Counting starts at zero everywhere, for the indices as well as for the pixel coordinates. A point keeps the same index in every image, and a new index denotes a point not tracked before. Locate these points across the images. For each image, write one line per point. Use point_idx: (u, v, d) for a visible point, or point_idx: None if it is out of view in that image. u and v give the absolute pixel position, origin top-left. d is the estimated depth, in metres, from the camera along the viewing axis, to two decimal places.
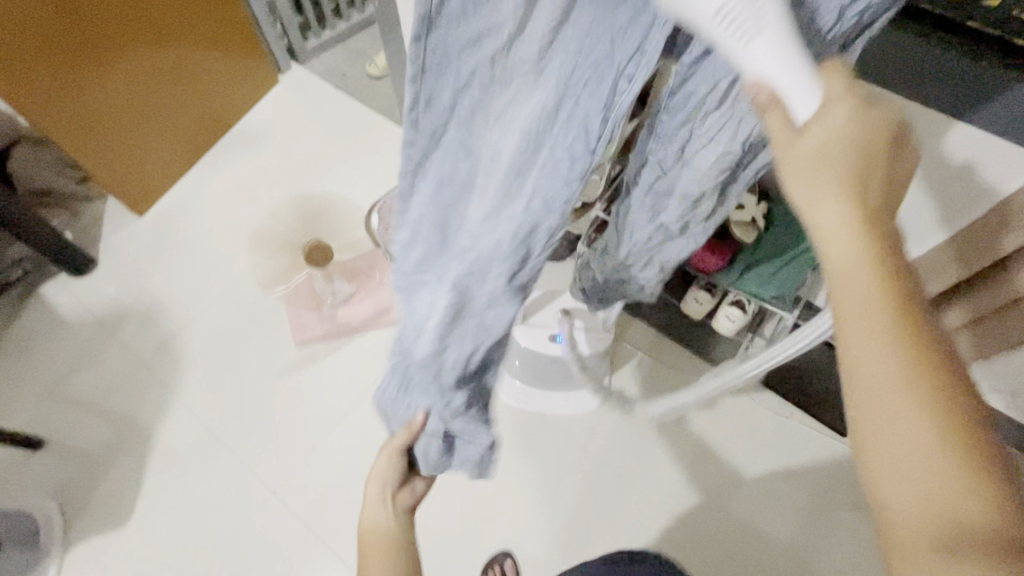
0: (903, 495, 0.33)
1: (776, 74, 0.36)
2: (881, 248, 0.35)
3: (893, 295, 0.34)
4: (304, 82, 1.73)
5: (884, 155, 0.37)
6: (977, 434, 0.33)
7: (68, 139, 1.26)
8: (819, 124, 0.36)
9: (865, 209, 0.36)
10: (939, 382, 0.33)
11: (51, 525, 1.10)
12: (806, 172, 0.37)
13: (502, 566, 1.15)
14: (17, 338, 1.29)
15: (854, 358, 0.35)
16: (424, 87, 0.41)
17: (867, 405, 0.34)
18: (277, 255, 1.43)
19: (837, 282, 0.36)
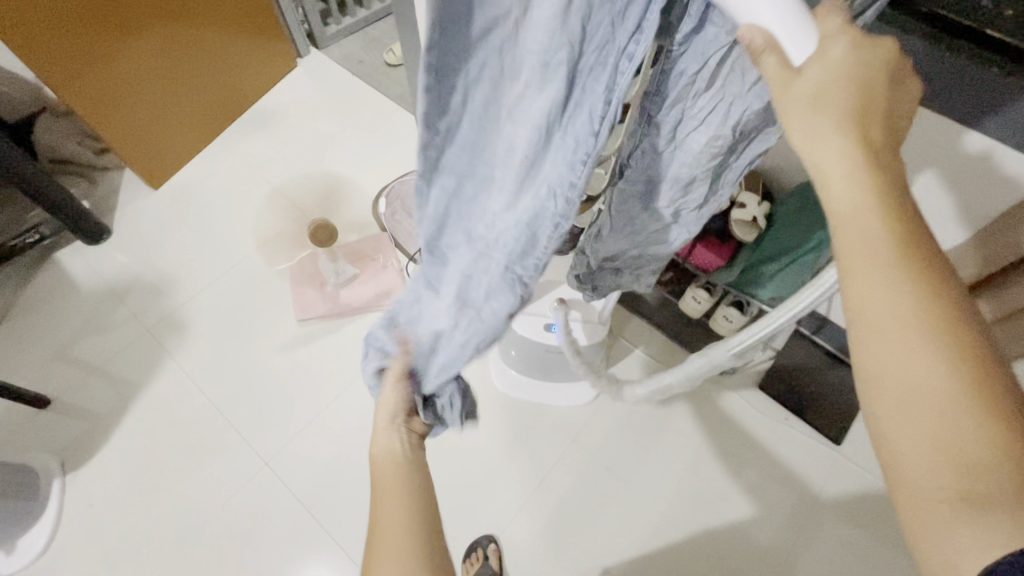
0: (912, 445, 0.31)
1: (775, 21, 0.29)
2: (888, 188, 0.32)
3: (902, 235, 0.32)
4: (322, 67, 1.75)
5: (883, 89, 0.33)
6: (990, 376, 0.30)
7: (94, 114, 1.30)
8: (820, 61, 0.31)
9: (868, 151, 0.32)
10: (948, 325, 0.31)
11: (51, 479, 1.15)
12: (808, 116, 0.32)
13: (485, 552, 1.07)
14: (33, 300, 1.35)
15: (861, 305, 0.32)
16: (440, 94, 0.32)
17: (876, 349, 0.32)
18: (284, 233, 1.45)
19: (840, 225, 0.33)
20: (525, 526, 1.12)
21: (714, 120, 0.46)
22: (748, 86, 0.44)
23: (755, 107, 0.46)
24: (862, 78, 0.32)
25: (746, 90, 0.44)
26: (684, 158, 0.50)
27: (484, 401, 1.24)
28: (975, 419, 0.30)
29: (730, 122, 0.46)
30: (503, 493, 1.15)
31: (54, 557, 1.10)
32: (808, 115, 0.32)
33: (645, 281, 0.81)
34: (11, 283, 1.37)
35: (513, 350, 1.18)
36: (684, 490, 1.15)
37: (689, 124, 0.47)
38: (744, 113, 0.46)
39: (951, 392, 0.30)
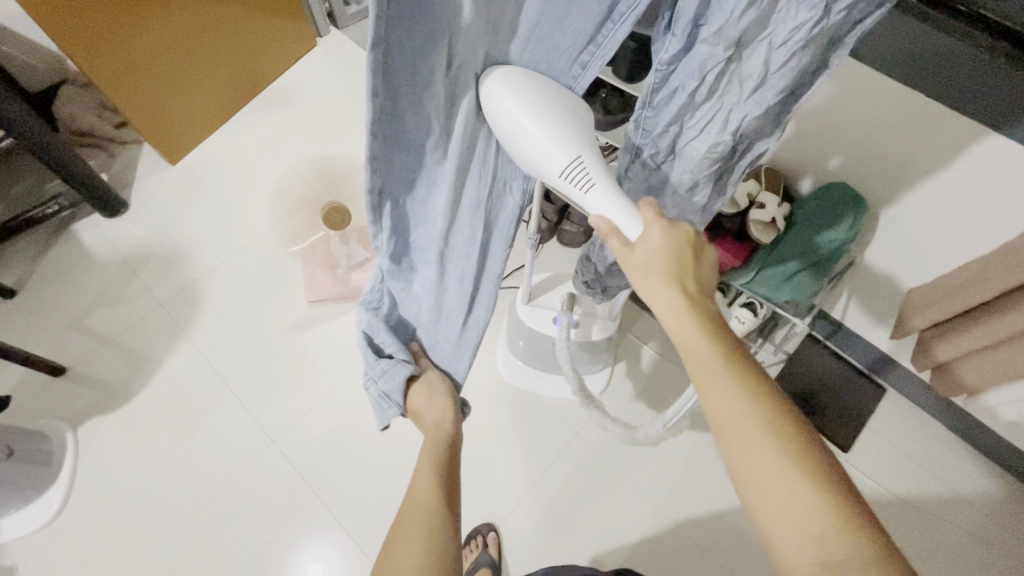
0: (783, 524, 0.38)
1: (608, 211, 0.47)
2: (707, 322, 0.45)
3: (725, 354, 0.43)
4: (342, 48, 1.75)
5: (692, 252, 0.47)
6: (813, 462, 0.39)
7: (110, 85, 1.29)
8: (645, 238, 0.46)
9: (691, 294, 0.46)
10: (778, 417, 0.41)
11: (63, 444, 1.17)
12: (645, 272, 0.46)
13: (485, 540, 1.09)
14: (50, 268, 1.37)
15: (712, 416, 0.43)
16: (389, 90, 0.36)
17: (733, 453, 0.41)
18: (299, 212, 1.46)
19: (681, 351, 0.45)
20: (526, 518, 1.12)
21: (712, 129, 0.51)
22: (747, 94, 0.48)
23: (755, 113, 0.50)
24: (677, 246, 0.47)
25: (745, 99, 0.49)
26: (688, 165, 0.56)
27: (490, 390, 1.24)
28: (811, 489, 0.38)
29: (729, 130, 0.52)
30: (505, 482, 1.16)
31: (64, 523, 1.12)
32: (641, 274, 0.46)
33: None
34: (30, 252, 1.39)
35: (521, 340, 1.18)
36: (686, 488, 1.15)
37: (690, 134, 0.53)
38: (744, 120, 0.50)
39: (790, 468, 0.39)
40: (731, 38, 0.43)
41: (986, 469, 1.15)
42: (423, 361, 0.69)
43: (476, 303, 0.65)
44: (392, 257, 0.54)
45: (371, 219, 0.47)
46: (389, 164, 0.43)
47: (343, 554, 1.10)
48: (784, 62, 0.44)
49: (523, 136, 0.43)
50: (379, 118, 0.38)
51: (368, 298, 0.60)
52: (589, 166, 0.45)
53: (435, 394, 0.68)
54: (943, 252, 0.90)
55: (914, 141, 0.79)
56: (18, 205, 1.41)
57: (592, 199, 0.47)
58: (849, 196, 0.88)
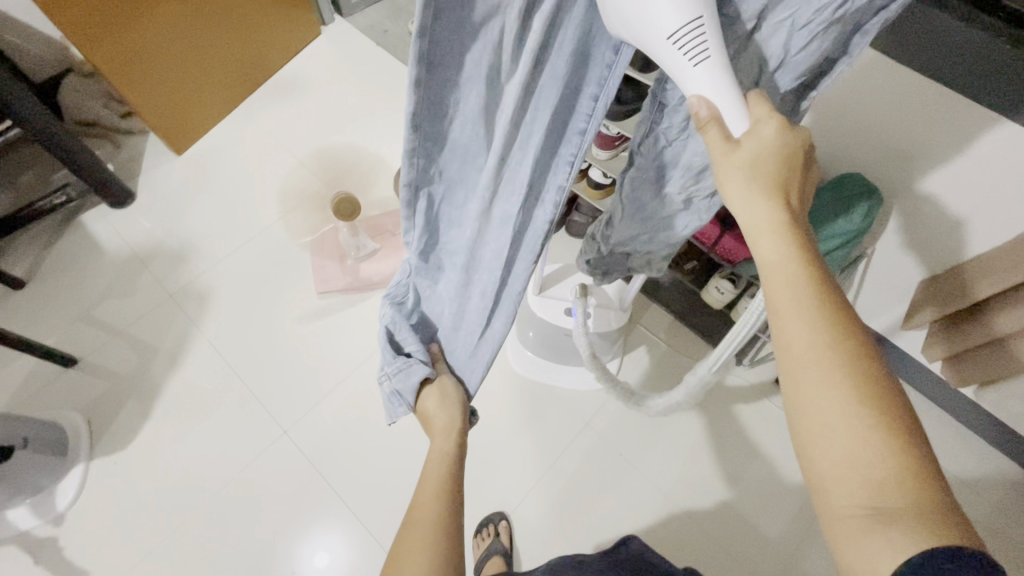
0: (839, 458, 0.37)
1: (716, 93, 0.40)
2: (802, 242, 0.42)
3: (819, 276, 0.41)
4: (347, 37, 1.73)
5: (797, 167, 0.44)
6: (889, 401, 0.38)
7: (119, 76, 1.29)
8: (754, 135, 0.42)
9: (789, 212, 0.43)
10: (861, 350, 0.39)
11: (77, 436, 1.17)
12: (743, 174, 0.42)
13: (496, 528, 1.10)
14: (59, 260, 1.37)
15: (787, 337, 0.41)
16: (430, 87, 0.39)
17: (802, 376, 0.40)
18: (307, 203, 1.45)
19: (768, 268, 0.42)
20: (536, 506, 1.13)
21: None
22: (764, 77, 0.47)
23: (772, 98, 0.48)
24: (782, 157, 0.43)
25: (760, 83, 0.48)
26: (697, 148, 0.54)
27: (499, 380, 1.25)
28: (881, 431, 0.37)
29: None
30: (516, 472, 1.17)
31: (78, 512, 1.13)
32: (734, 179, 0.43)
33: (658, 270, 0.81)
34: (38, 243, 1.39)
35: (531, 331, 1.19)
36: (696, 478, 1.15)
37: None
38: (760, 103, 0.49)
39: (863, 402, 0.38)
40: (752, 11, 0.43)
41: (993, 458, 1.16)
42: (440, 365, 0.70)
43: (495, 318, 0.64)
44: (420, 254, 0.55)
45: (405, 211, 0.50)
46: (425, 159, 0.45)
47: (355, 543, 1.11)
48: (804, 45, 0.44)
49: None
50: (421, 109, 0.40)
51: (393, 292, 0.62)
52: (709, 33, 0.38)
53: (447, 399, 0.69)
54: (957, 241, 0.91)
55: (926, 131, 0.79)
56: (25, 196, 1.41)
57: (699, 74, 0.39)
58: (864, 186, 0.89)
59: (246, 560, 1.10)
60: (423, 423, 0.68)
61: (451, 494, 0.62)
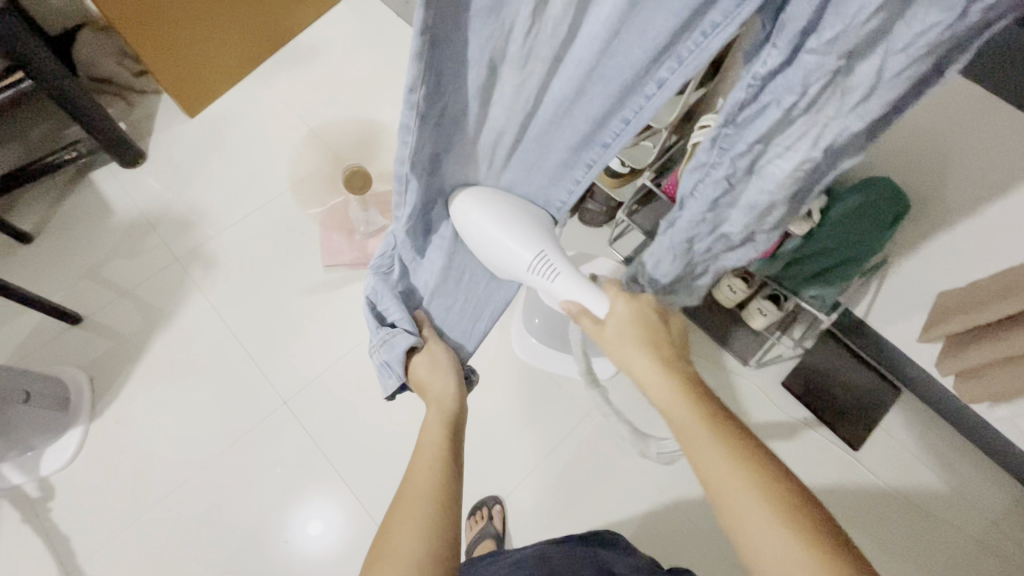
0: (766, 559, 0.43)
1: (574, 294, 0.62)
2: (674, 371, 0.57)
3: (700, 407, 0.53)
4: (366, 6, 1.69)
5: (657, 327, 0.62)
6: (787, 496, 0.45)
7: (133, 35, 1.26)
8: (612, 314, 0.62)
9: (662, 358, 0.58)
10: (752, 460, 0.48)
11: (80, 391, 1.18)
12: (616, 341, 0.61)
13: (490, 511, 1.11)
14: (68, 216, 1.36)
15: (698, 467, 0.49)
16: (432, 61, 0.37)
17: (717, 495, 0.47)
18: (318, 174, 1.43)
19: (664, 407, 0.55)
20: (530, 493, 1.13)
21: (802, 146, 0.49)
22: (848, 107, 0.45)
23: (852, 128, 0.47)
24: (637, 320, 0.62)
25: (844, 111, 0.45)
26: (767, 183, 0.54)
27: (502, 365, 1.25)
28: (788, 528, 0.44)
29: (821, 146, 0.49)
30: (513, 457, 1.17)
31: (79, 468, 1.14)
32: (614, 344, 0.61)
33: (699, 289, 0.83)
34: (47, 199, 1.38)
35: (538, 318, 1.17)
36: (691, 473, 1.15)
37: (774, 152, 0.51)
38: (840, 133, 0.47)
39: (770, 507, 0.45)
40: (846, 48, 0.39)
41: (997, 477, 1.14)
42: (427, 331, 0.68)
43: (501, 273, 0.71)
44: (409, 230, 0.56)
45: (397, 186, 0.49)
46: (412, 138, 0.43)
47: (347, 516, 1.12)
48: (899, 70, 0.40)
49: (494, 247, 0.58)
50: (421, 85, 0.38)
51: (379, 263, 0.62)
52: (550, 259, 0.60)
53: (438, 364, 0.67)
54: (985, 254, 0.87)
55: (972, 138, 0.75)
56: (35, 149, 1.40)
57: (558, 283, 0.62)
58: (893, 191, 0.84)
59: (241, 525, 1.11)
60: (421, 393, 0.67)
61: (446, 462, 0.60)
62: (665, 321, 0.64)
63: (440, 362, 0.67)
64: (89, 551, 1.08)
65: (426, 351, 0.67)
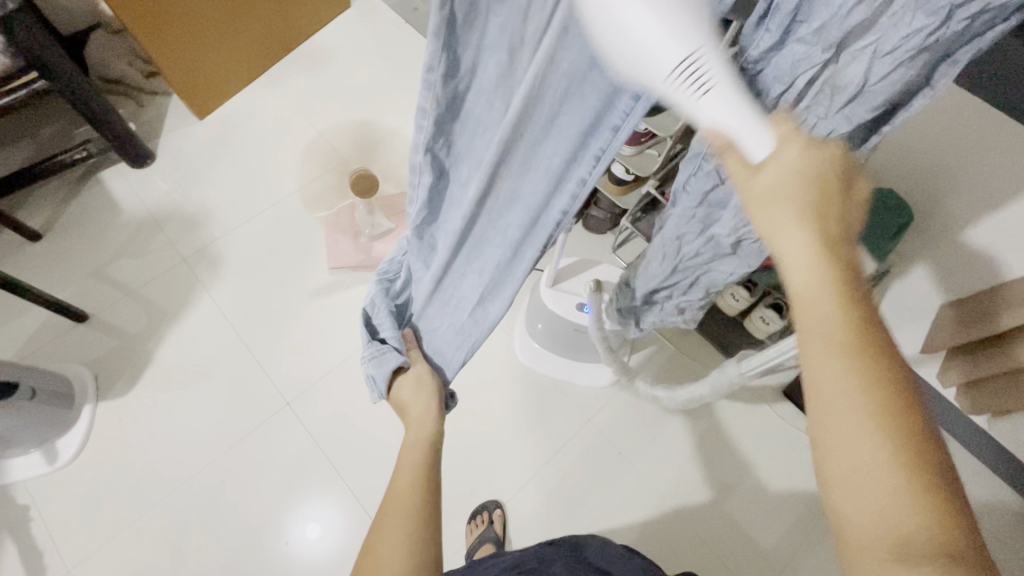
0: (863, 512, 0.32)
1: (729, 123, 0.36)
2: (838, 258, 0.37)
3: (856, 311, 0.35)
4: (375, 12, 1.71)
5: (834, 186, 0.39)
6: (927, 452, 0.32)
7: (146, 38, 1.28)
8: (773, 157, 0.38)
9: (825, 234, 0.37)
10: (899, 397, 0.33)
11: (84, 389, 1.19)
12: (764, 197, 0.38)
13: (490, 516, 1.10)
14: (77, 215, 1.38)
15: (813, 377, 0.35)
16: (451, 46, 0.37)
17: (829, 419, 0.34)
18: (325, 177, 1.45)
19: (803, 297, 0.36)
20: (531, 498, 1.13)
21: None
22: (837, 108, 0.43)
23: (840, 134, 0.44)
24: (814, 179, 0.38)
25: (830, 112, 0.43)
26: None
27: (504, 369, 1.25)
28: (912, 491, 0.31)
29: None
30: (514, 461, 1.17)
31: (82, 465, 1.15)
32: (767, 203, 0.38)
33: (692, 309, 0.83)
34: (56, 197, 1.39)
35: (540, 324, 1.17)
36: (691, 480, 1.15)
37: None
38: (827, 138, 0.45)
39: (897, 458, 0.31)
40: (834, 38, 0.39)
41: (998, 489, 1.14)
42: (415, 352, 0.69)
43: (491, 301, 0.63)
44: (415, 228, 0.56)
45: (411, 177, 0.50)
46: (429, 123, 0.43)
47: (346, 517, 1.12)
48: (886, 74, 0.39)
49: (622, 39, 0.31)
50: (440, 64, 0.38)
51: (387, 268, 0.65)
52: (713, 65, 0.34)
53: (423, 388, 0.68)
54: (989, 265, 0.87)
55: (978, 153, 0.76)
56: (45, 148, 1.41)
57: (707, 105, 0.35)
58: (893, 203, 0.86)
59: (240, 526, 1.11)
60: (401, 412, 0.68)
61: (425, 487, 0.59)
62: (848, 181, 0.39)
63: (425, 387, 0.68)
64: (89, 550, 1.08)
65: (412, 370, 0.67)
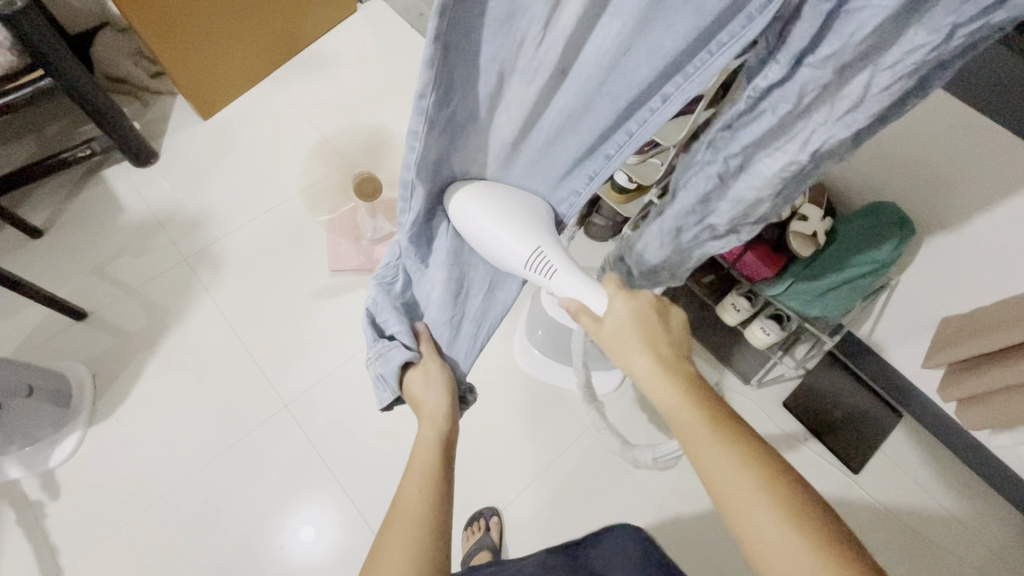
0: (777, 563, 0.42)
1: (575, 292, 0.56)
2: (677, 373, 0.53)
3: (704, 414, 0.49)
4: (381, 16, 1.72)
5: (657, 322, 0.57)
6: (798, 502, 0.43)
7: (152, 38, 1.29)
8: (613, 310, 0.56)
9: (662, 357, 0.54)
10: (761, 466, 0.45)
11: (82, 388, 1.18)
12: (619, 341, 0.55)
13: (486, 523, 1.10)
14: (79, 213, 1.38)
15: (703, 472, 0.47)
16: (445, 62, 0.36)
17: (725, 501, 0.45)
18: (328, 180, 1.45)
19: (667, 413, 0.51)
20: (527, 505, 1.13)
21: (791, 148, 0.48)
22: (837, 115, 0.44)
23: (839, 136, 0.46)
24: (642, 317, 0.56)
25: (833, 119, 0.45)
26: (754, 182, 0.52)
27: (503, 375, 1.25)
28: (800, 534, 0.42)
29: (808, 149, 0.48)
30: (511, 468, 1.16)
31: (77, 464, 1.14)
32: (619, 343, 0.56)
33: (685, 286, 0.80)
34: (58, 195, 1.39)
35: (541, 330, 1.18)
36: (690, 491, 1.14)
37: (765, 152, 0.49)
38: (827, 140, 0.47)
39: (780, 512, 0.43)
40: (839, 62, 0.39)
41: (997, 504, 1.13)
42: (427, 347, 0.65)
43: (499, 288, 0.69)
44: (411, 237, 0.53)
45: (402, 191, 0.46)
46: (422, 141, 0.41)
47: (342, 522, 1.11)
48: (887, 86, 0.40)
49: (494, 243, 0.51)
50: (431, 90, 0.37)
51: (383, 271, 0.59)
52: (552, 258, 0.53)
53: (434, 384, 0.64)
54: (986, 282, 0.88)
55: (969, 165, 0.77)
56: (49, 145, 1.41)
57: (557, 280, 0.55)
58: (898, 218, 0.87)
59: (234, 529, 1.10)
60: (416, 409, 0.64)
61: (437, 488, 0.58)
62: (664, 314, 0.58)
63: (436, 384, 0.64)
64: (82, 551, 1.07)
65: (423, 366, 0.63)
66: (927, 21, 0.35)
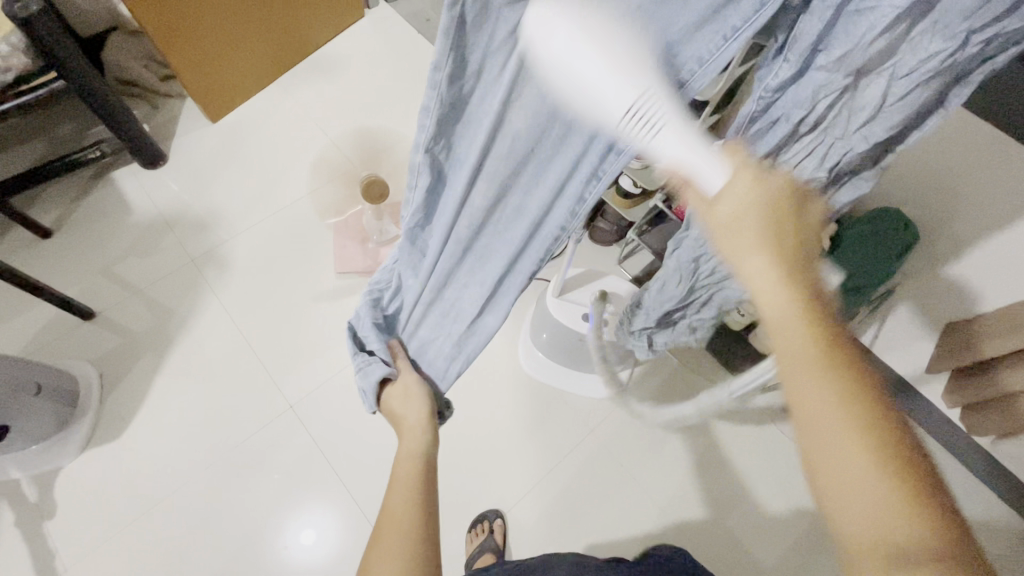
0: (855, 515, 0.34)
1: (685, 157, 0.41)
2: (800, 280, 0.40)
3: (820, 331, 0.38)
4: (389, 21, 1.74)
5: (788, 210, 0.43)
6: (906, 458, 0.34)
7: (162, 41, 1.30)
8: (731, 188, 0.42)
9: (782, 255, 0.41)
10: (869, 408, 0.36)
11: (89, 387, 1.19)
12: (727, 227, 0.42)
13: (490, 525, 1.10)
14: (88, 213, 1.39)
15: (795, 394, 0.37)
16: (462, 47, 0.35)
17: (812, 432, 0.36)
18: (334, 183, 1.46)
19: (773, 320, 0.39)
20: (531, 508, 1.13)
21: (810, 163, 0.51)
22: (855, 128, 0.47)
23: (859, 150, 0.49)
24: (768, 202, 0.42)
25: (850, 133, 0.47)
26: None
27: (508, 378, 1.25)
28: (896, 493, 0.33)
29: (828, 165, 0.50)
30: (515, 470, 1.16)
31: (82, 463, 1.14)
32: (730, 229, 0.42)
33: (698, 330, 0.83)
34: (67, 196, 1.41)
35: (545, 333, 1.18)
36: (695, 495, 1.14)
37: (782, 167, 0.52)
38: (847, 155, 0.49)
39: (874, 461, 0.34)
40: (853, 66, 0.41)
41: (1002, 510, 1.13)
42: (403, 362, 0.70)
43: (489, 311, 0.63)
44: (409, 234, 0.54)
45: (410, 176, 0.47)
46: (430, 119, 0.41)
47: (346, 523, 1.11)
48: (904, 94, 0.42)
49: (577, 76, 0.34)
50: (446, 65, 0.36)
51: (376, 283, 0.65)
52: (664, 109, 0.37)
53: (411, 396, 0.69)
54: (992, 287, 0.88)
55: (980, 171, 0.77)
56: (59, 146, 1.43)
57: (662, 141, 0.40)
58: (901, 223, 0.87)
59: (238, 529, 1.10)
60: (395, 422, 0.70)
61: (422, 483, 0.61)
62: (799, 206, 0.44)
63: (412, 396, 0.70)
64: (86, 549, 1.07)
65: (398, 381, 0.69)
66: (939, 28, 0.38)
